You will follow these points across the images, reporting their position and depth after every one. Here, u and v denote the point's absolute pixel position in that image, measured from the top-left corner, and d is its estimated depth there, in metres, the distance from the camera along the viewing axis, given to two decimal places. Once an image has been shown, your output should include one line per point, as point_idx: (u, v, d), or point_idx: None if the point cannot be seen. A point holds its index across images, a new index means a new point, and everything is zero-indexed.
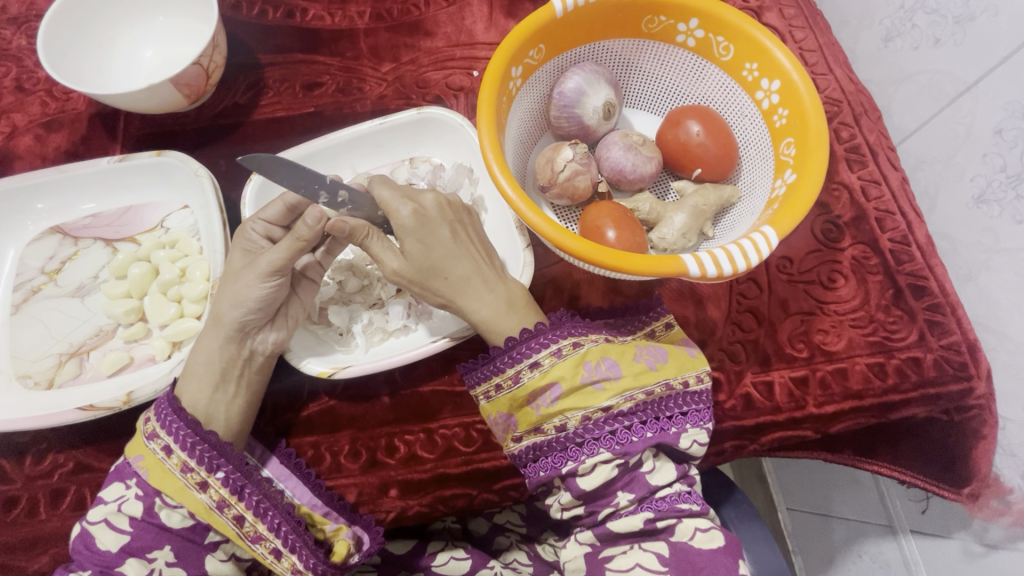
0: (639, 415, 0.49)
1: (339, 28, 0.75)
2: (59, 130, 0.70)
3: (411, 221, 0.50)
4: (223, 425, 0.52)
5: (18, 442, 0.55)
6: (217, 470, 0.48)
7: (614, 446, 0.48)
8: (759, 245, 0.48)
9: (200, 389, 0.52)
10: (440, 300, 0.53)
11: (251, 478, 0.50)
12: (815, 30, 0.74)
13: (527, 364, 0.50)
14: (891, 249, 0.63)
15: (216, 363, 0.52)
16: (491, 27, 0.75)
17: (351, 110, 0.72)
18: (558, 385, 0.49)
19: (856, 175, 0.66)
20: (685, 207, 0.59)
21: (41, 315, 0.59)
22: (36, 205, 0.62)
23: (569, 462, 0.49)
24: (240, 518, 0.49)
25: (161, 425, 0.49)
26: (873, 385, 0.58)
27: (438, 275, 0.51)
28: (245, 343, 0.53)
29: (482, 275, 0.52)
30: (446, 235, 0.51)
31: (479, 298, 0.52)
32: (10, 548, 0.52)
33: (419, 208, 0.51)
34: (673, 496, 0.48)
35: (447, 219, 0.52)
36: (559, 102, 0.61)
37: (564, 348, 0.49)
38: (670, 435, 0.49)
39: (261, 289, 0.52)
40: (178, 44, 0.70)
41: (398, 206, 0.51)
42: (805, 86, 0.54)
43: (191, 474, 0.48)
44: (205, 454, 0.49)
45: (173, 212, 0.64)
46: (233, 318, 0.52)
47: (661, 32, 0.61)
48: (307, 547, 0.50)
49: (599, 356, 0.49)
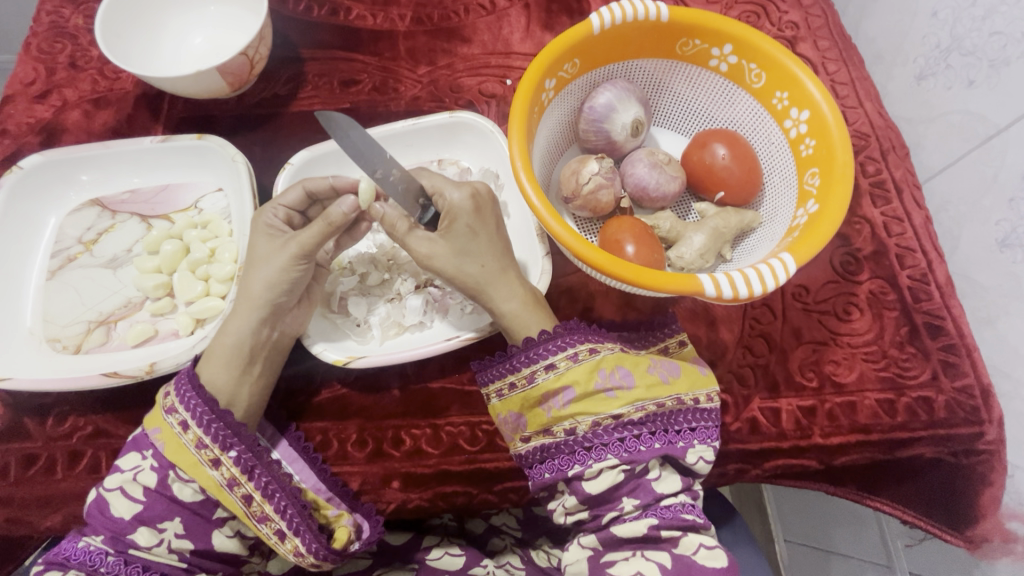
0: (647, 425, 0.50)
1: (380, 28, 0.78)
2: (107, 108, 0.72)
3: (466, 203, 0.53)
4: (243, 409, 0.53)
5: (41, 402, 0.57)
6: (231, 448, 0.50)
7: (621, 453, 0.49)
8: (776, 271, 0.48)
9: (225, 371, 0.52)
10: (471, 287, 0.53)
11: (263, 460, 0.51)
12: (848, 64, 0.76)
13: (543, 365, 0.51)
14: (909, 286, 0.63)
15: (239, 347, 0.53)
16: (527, 38, 0.78)
17: (385, 108, 0.74)
18: (571, 389, 0.50)
19: (879, 210, 0.67)
20: (705, 228, 0.60)
21: (75, 283, 0.61)
22: (80, 177, 0.65)
23: (575, 465, 0.49)
24: (249, 498, 0.50)
25: (180, 401, 0.51)
26: (881, 421, 0.58)
27: (475, 262, 0.53)
28: (272, 328, 0.54)
29: (515, 271, 0.54)
30: (491, 225, 0.54)
31: (509, 292, 0.53)
32: (26, 504, 0.54)
33: (474, 192, 0.54)
34: (676, 506, 0.49)
35: (494, 207, 0.55)
36: (589, 116, 0.62)
37: (580, 354, 0.50)
38: (677, 448, 0.50)
39: (293, 273, 0.54)
40: (226, 33, 0.73)
41: (452, 189, 0.53)
42: (834, 119, 0.55)
43: (205, 451, 0.50)
44: (219, 432, 0.50)
45: (208, 194, 0.66)
46: (264, 299, 0.53)
47: (695, 55, 0.62)
48: (311, 532, 0.51)
49: (614, 363, 0.50)
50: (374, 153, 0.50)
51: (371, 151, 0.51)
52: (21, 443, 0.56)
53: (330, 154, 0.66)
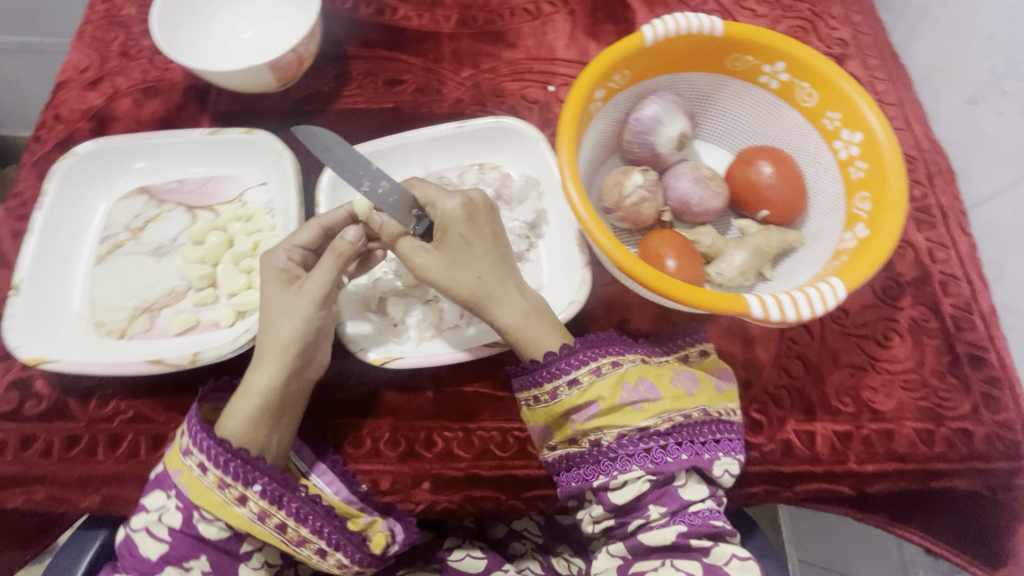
0: (674, 436, 0.49)
1: (426, 29, 0.78)
2: (156, 98, 0.74)
3: (460, 212, 0.53)
4: (273, 458, 0.52)
5: (85, 384, 0.58)
6: (254, 483, 0.49)
7: (647, 464, 0.48)
8: (825, 295, 0.48)
9: (253, 429, 0.51)
10: (469, 299, 0.53)
11: (290, 487, 0.50)
12: (897, 84, 0.75)
13: (566, 381, 0.51)
14: (952, 315, 0.62)
15: (263, 395, 0.51)
16: (571, 45, 0.78)
17: (428, 109, 0.74)
18: (596, 404, 0.50)
19: (923, 235, 0.66)
20: (747, 246, 0.59)
21: (122, 269, 0.62)
22: (133, 164, 0.66)
23: (601, 476, 0.50)
24: (282, 526, 0.50)
25: (195, 444, 0.50)
26: (918, 451, 0.57)
27: (473, 274, 0.53)
28: (299, 380, 0.53)
29: (514, 281, 0.54)
30: (487, 233, 0.54)
31: (510, 302, 0.53)
32: (66, 484, 0.55)
33: (468, 201, 0.54)
34: (704, 512, 0.48)
35: (491, 216, 0.55)
36: (635, 127, 0.62)
37: (602, 367, 0.51)
38: (705, 460, 0.49)
39: (317, 319, 0.53)
40: (276, 27, 0.74)
41: (446, 200, 0.53)
42: (889, 142, 0.54)
43: (228, 490, 0.49)
44: (239, 471, 0.49)
45: (252, 187, 0.67)
46: (289, 348, 0.52)
47: (745, 71, 0.62)
48: (352, 543, 0.52)
49: (638, 376, 0.50)
50: (358, 166, 0.55)
51: (357, 164, 0.56)
52: (64, 424, 0.57)
53: (375, 154, 0.67)
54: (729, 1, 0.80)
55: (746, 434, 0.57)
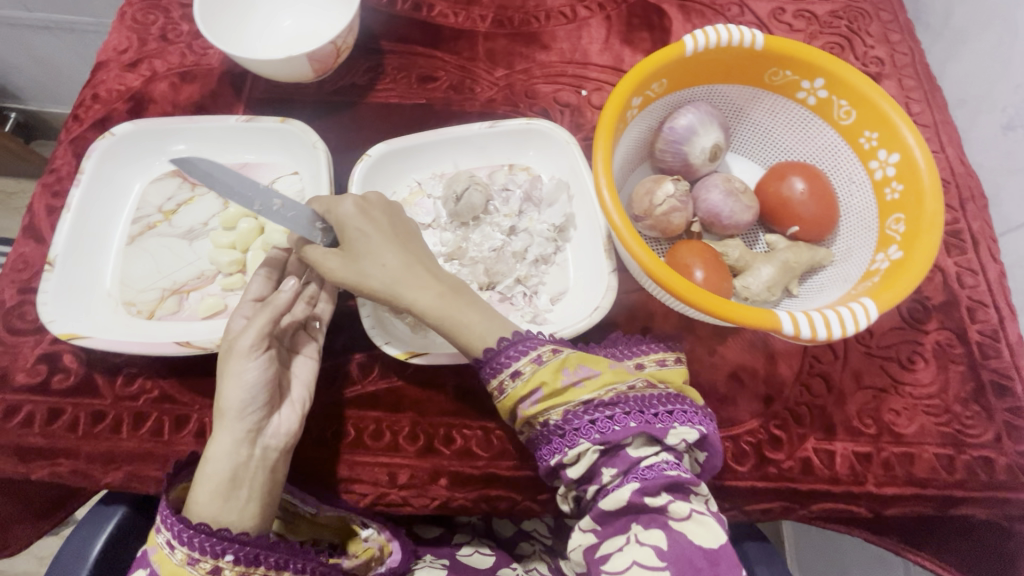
0: (621, 405, 0.48)
1: (461, 27, 0.78)
2: (192, 82, 0.74)
3: (353, 211, 0.54)
4: (246, 531, 0.48)
5: (113, 361, 0.59)
6: (225, 553, 0.45)
7: (594, 435, 0.47)
8: (857, 316, 0.47)
9: (210, 502, 0.47)
10: (380, 291, 0.53)
11: (264, 543, 0.47)
12: (932, 106, 0.74)
13: (509, 374, 0.50)
14: (978, 341, 0.62)
15: (216, 462, 0.48)
16: (606, 50, 0.78)
17: (460, 108, 0.75)
18: (539, 390, 0.49)
19: (953, 260, 0.66)
20: (775, 261, 0.59)
21: (153, 250, 0.63)
22: (177, 146, 0.67)
23: (555, 454, 0.49)
24: None
25: (159, 524, 0.46)
26: (938, 476, 0.57)
27: (376, 264, 0.53)
28: (255, 443, 0.50)
29: (421, 265, 0.54)
30: (382, 225, 0.55)
31: (423, 285, 0.53)
32: (90, 459, 0.56)
33: (361, 200, 0.55)
34: (658, 464, 0.47)
35: (384, 209, 0.56)
36: (668, 136, 0.62)
37: (543, 355, 0.50)
38: (656, 429, 0.48)
39: (256, 369, 0.51)
40: (314, 17, 0.74)
41: (337, 203, 0.55)
42: (927, 165, 0.54)
43: (199, 565, 0.45)
44: (206, 544, 0.45)
45: (284, 176, 0.67)
46: (234, 406, 0.50)
47: (783, 86, 0.61)
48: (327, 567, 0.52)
49: (577, 361, 0.50)
50: (247, 190, 0.55)
51: (247, 189, 0.55)
52: (90, 400, 0.58)
53: (407, 149, 0.67)
54: (766, 14, 0.79)
55: (765, 450, 0.57)
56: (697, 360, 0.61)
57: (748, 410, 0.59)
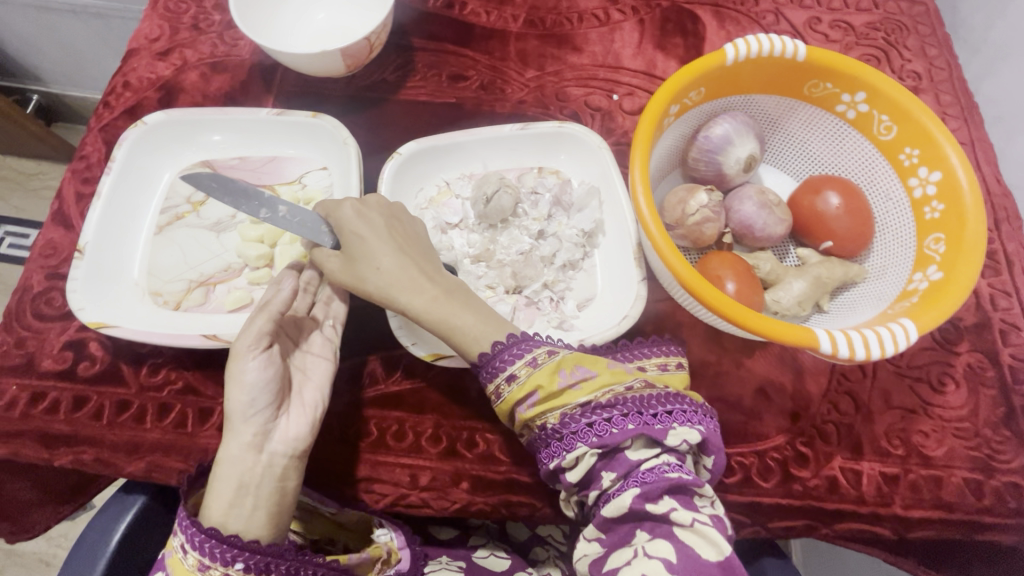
0: (619, 407, 0.47)
1: (493, 27, 0.78)
2: (223, 73, 0.74)
3: (350, 214, 0.55)
4: (258, 538, 0.46)
5: (138, 351, 0.59)
6: (235, 561, 0.45)
7: (591, 438, 0.47)
8: (897, 337, 0.47)
9: (216, 508, 0.47)
10: (376, 294, 0.53)
11: (272, 550, 0.46)
12: (969, 123, 0.73)
13: (505, 377, 0.50)
14: (1010, 365, 0.61)
15: (224, 468, 0.48)
16: (638, 55, 0.77)
17: (490, 108, 0.74)
18: (535, 394, 0.49)
19: (986, 281, 0.65)
20: (807, 275, 0.58)
21: (181, 241, 0.63)
22: (213, 137, 0.67)
23: (554, 458, 0.48)
24: None
25: (174, 530, 0.47)
26: (965, 501, 0.56)
27: (373, 267, 0.53)
28: (261, 448, 0.49)
29: (418, 266, 0.54)
30: (379, 227, 0.54)
31: (419, 287, 0.53)
32: (112, 448, 0.56)
33: (358, 203, 0.56)
34: (659, 467, 0.46)
35: (383, 211, 0.56)
36: (703, 145, 0.61)
37: (539, 358, 0.50)
38: (656, 430, 0.47)
39: (259, 370, 0.51)
40: (347, 12, 0.73)
41: (336, 207, 0.55)
42: (970, 185, 0.53)
43: (210, 571, 0.45)
44: (216, 550, 0.45)
45: (313, 171, 0.67)
46: (237, 409, 0.50)
47: (822, 98, 0.60)
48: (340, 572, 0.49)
49: (573, 363, 0.49)
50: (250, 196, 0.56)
51: (250, 195, 0.56)
52: (115, 388, 0.58)
53: (436, 148, 0.66)
54: (802, 24, 0.78)
55: (791, 467, 0.57)
56: (723, 372, 0.60)
57: (774, 426, 0.58)
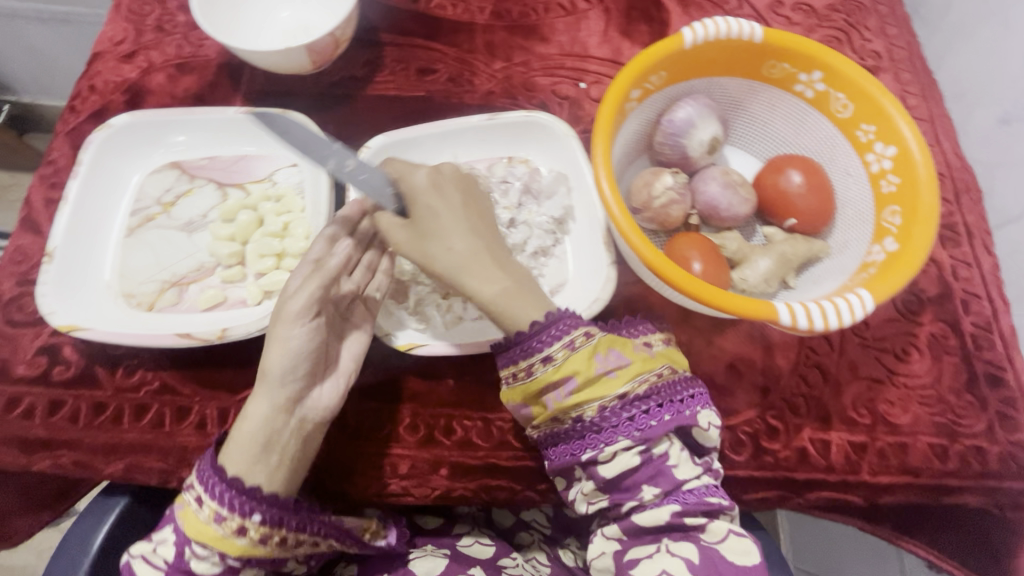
0: (654, 398, 0.50)
1: (460, 20, 0.78)
2: (189, 74, 0.74)
3: (426, 184, 0.53)
4: (274, 492, 0.49)
5: (113, 353, 0.59)
6: (252, 513, 0.48)
7: (633, 433, 0.49)
8: (854, 307, 0.48)
9: (242, 460, 0.49)
10: (445, 274, 0.51)
11: (286, 507, 0.50)
12: (928, 100, 0.75)
13: (541, 358, 0.50)
14: (972, 333, 0.63)
15: (251, 424, 0.50)
16: (605, 43, 0.78)
17: (459, 100, 0.75)
18: (572, 379, 0.49)
19: (948, 253, 0.66)
20: (772, 253, 0.60)
21: (153, 242, 0.63)
22: (176, 137, 0.67)
23: (588, 450, 0.50)
24: (284, 540, 0.50)
25: (197, 479, 0.49)
26: (931, 466, 0.58)
27: (441, 245, 0.51)
28: (293, 410, 0.52)
29: (489, 253, 0.52)
30: (456, 204, 0.53)
31: (486, 275, 0.51)
32: (91, 450, 0.56)
33: (435, 173, 0.54)
34: (700, 489, 0.50)
35: (459, 188, 0.54)
36: (667, 129, 0.62)
37: (576, 341, 0.50)
38: (684, 418, 0.51)
39: (302, 335, 0.53)
40: (312, 10, 0.74)
41: (411, 172, 0.54)
42: (922, 158, 0.54)
43: (226, 522, 0.48)
44: (235, 500, 0.48)
45: (283, 168, 0.67)
46: (278, 369, 0.52)
47: (781, 79, 0.62)
48: (339, 532, 0.54)
49: (607, 346, 0.51)
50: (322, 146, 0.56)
51: (321, 146, 0.57)
52: (91, 391, 0.58)
53: (405, 141, 0.67)
54: (764, 7, 0.79)
55: (762, 440, 0.58)
56: (695, 350, 0.62)
57: (745, 400, 0.60)
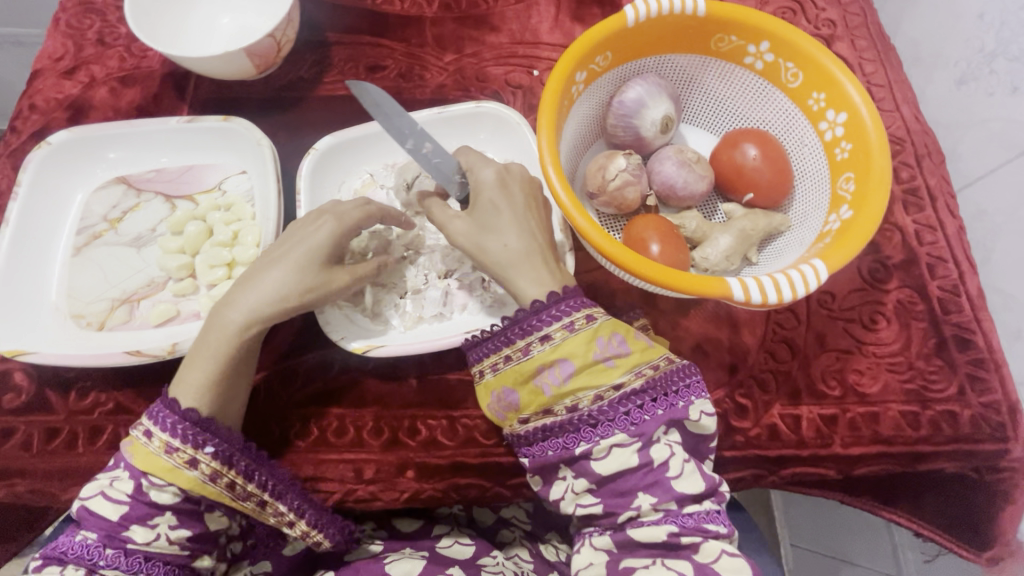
0: (649, 392, 0.47)
1: (408, 14, 0.77)
2: (133, 86, 0.72)
3: (494, 180, 0.53)
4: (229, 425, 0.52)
5: (65, 376, 0.58)
6: (205, 445, 0.49)
7: (629, 427, 0.47)
8: (807, 278, 0.47)
9: (218, 386, 0.51)
10: (495, 267, 0.52)
11: (238, 446, 0.50)
12: (886, 65, 0.74)
13: (539, 337, 0.49)
14: (939, 297, 0.62)
15: (232, 341, 0.52)
16: (556, 28, 0.76)
17: (410, 96, 0.73)
18: (568, 361, 0.48)
19: (912, 218, 0.66)
20: (732, 230, 0.59)
21: (100, 260, 0.62)
22: (108, 155, 0.65)
23: (582, 443, 0.47)
24: (233, 484, 0.50)
25: (152, 419, 0.49)
26: (903, 433, 0.57)
27: (498, 242, 0.51)
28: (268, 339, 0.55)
29: (542, 254, 0.52)
30: (520, 203, 0.53)
31: (533, 272, 0.51)
32: (47, 476, 0.55)
33: (503, 171, 0.54)
34: (700, 514, 0.47)
35: (524, 188, 0.54)
36: (619, 111, 0.61)
37: (576, 322, 0.49)
38: (678, 410, 0.47)
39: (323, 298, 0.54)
40: (253, 14, 0.72)
41: (484, 167, 0.54)
42: (873, 122, 0.53)
43: (177, 454, 0.48)
44: (187, 432, 0.49)
45: (231, 176, 0.66)
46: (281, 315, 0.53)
47: (730, 52, 0.61)
48: (295, 492, 0.53)
49: (611, 331, 0.49)
50: (406, 127, 0.55)
51: (405, 126, 0.56)
52: (43, 416, 0.56)
53: (354, 141, 0.66)
54: None
55: (731, 419, 0.57)
56: (660, 333, 0.61)
57: (713, 380, 0.59)
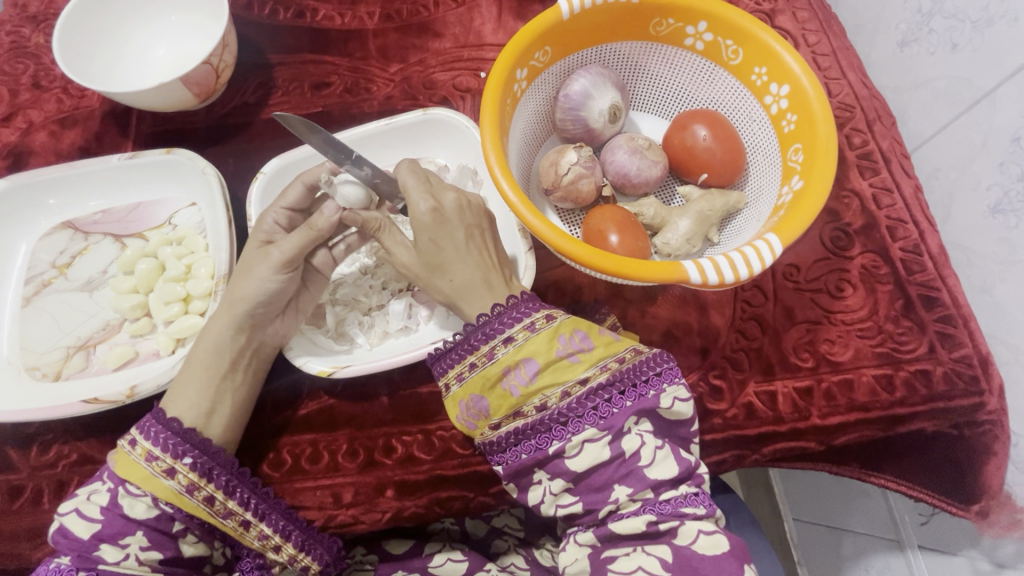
0: (616, 385, 0.47)
1: (349, 28, 0.76)
2: (73, 127, 0.71)
3: (428, 218, 0.51)
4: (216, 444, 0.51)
5: (25, 432, 0.56)
6: (183, 455, 0.48)
7: (598, 421, 0.46)
8: (762, 253, 0.47)
9: (199, 395, 0.51)
10: (446, 301, 0.51)
11: (220, 460, 0.49)
12: (829, 33, 0.74)
13: (501, 339, 0.48)
14: (902, 258, 0.62)
15: (222, 354, 0.53)
16: (500, 28, 0.76)
17: (358, 110, 0.72)
18: (533, 360, 0.47)
19: (867, 182, 0.66)
20: (690, 213, 0.58)
21: (51, 309, 0.60)
22: (47, 200, 0.63)
23: (555, 442, 0.46)
24: (211, 498, 0.48)
25: (142, 431, 0.49)
26: (879, 398, 0.57)
27: (445, 278, 0.51)
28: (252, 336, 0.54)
29: (492, 282, 0.50)
30: (460, 237, 0.51)
31: (484, 305, 0.50)
32: (13, 537, 0.53)
33: (438, 205, 0.51)
34: (677, 498, 0.46)
35: (463, 218, 0.52)
36: (565, 104, 0.60)
37: (536, 322, 0.48)
38: (650, 399, 0.47)
39: (274, 283, 0.54)
40: (189, 43, 0.71)
41: (417, 201, 0.51)
42: (815, 92, 0.53)
43: (157, 462, 0.48)
44: (169, 441, 0.48)
45: (181, 210, 0.64)
46: (244, 307, 0.53)
47: (670, 35, 0.60)
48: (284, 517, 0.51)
49: (572, 328, 0.48)
50: (341, 151, 0.54)
51: (339, 149, 0.54)
52: (6, 476, 0.54)
53: (303, 161, 0.64)
54: None
55: (707, 402, 0.57)
56: (630, 324, 0.60)
57: (686, 365, 0.59)
